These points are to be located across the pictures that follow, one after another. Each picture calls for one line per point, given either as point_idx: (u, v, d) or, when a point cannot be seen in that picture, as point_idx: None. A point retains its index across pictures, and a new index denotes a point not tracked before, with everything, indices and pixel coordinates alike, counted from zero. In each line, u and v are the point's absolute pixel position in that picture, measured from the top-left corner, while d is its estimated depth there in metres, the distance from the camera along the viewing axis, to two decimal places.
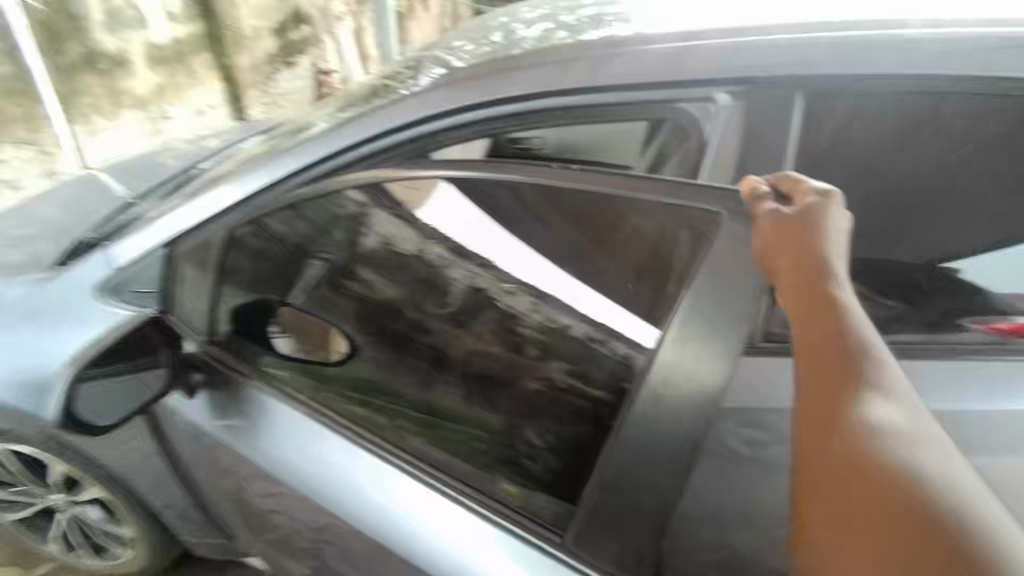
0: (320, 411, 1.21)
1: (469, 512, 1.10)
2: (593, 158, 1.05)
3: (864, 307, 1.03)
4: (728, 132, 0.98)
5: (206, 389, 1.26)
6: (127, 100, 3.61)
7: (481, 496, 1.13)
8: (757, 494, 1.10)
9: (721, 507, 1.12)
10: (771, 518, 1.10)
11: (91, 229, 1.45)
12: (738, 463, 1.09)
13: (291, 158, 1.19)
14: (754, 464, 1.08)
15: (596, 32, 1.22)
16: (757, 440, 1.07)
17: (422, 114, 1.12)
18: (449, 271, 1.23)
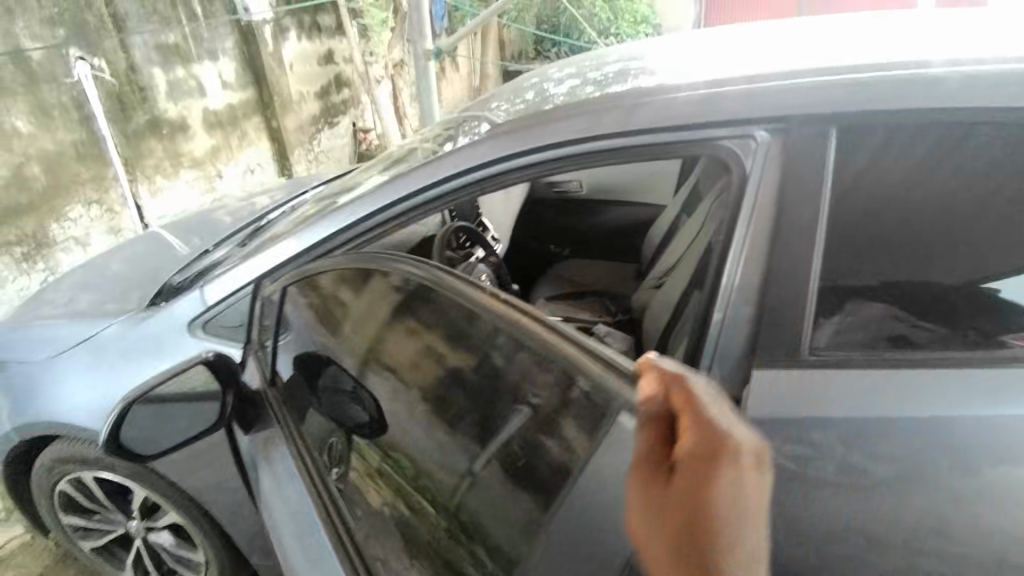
0: (311, 480, 1.12)
1: None
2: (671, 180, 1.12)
3: (897, 326, 1.06)
4: (768, 169, 1.03)
5: (257, 427, 1.28)
6: (187, 161, 3.81)
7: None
8: None
9: None
10: None
11: (175, 275, 1.59)
12: None
13: (362, 205, 1.31)
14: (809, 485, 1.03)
15: (623, 85, 1.34)
16: (800, 453, 1.00)
17: (477, 162, 1.22)
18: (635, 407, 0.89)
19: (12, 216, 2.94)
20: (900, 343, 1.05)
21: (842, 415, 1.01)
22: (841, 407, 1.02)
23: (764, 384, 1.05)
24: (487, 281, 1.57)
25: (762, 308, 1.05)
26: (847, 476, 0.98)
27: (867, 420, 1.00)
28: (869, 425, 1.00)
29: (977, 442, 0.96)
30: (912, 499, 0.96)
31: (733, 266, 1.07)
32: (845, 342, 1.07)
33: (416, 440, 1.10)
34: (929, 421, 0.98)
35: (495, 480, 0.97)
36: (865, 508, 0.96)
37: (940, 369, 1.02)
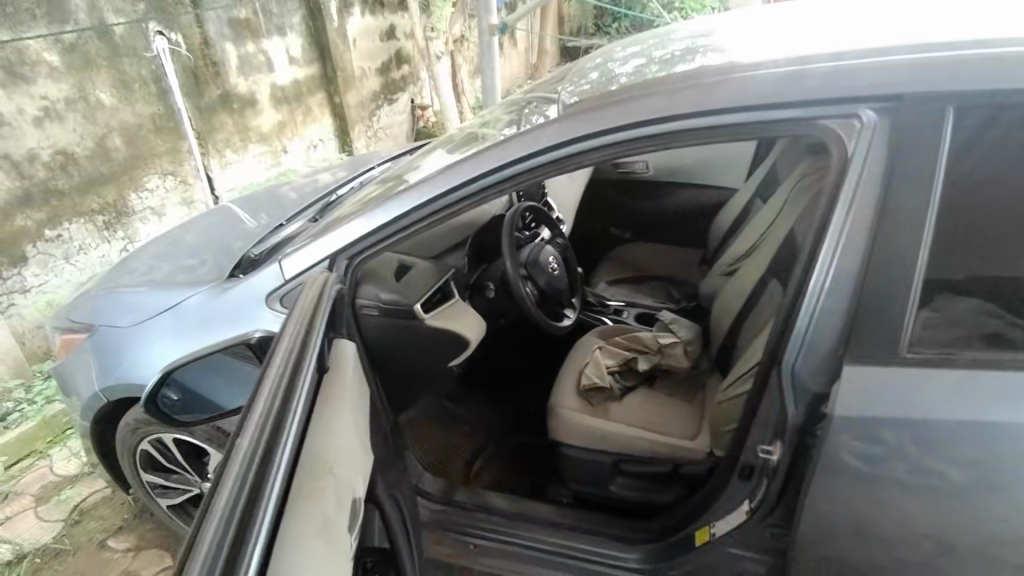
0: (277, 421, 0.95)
1: (219, 511, 0.71)
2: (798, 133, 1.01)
3: (987, 325, 0.96)
4: (874, 153, 0.95)
5: None
6: (254, 136, 3.91)
7: (235, 492, 0.74)
8: (890, 516, 1.03)
9: (850, 524, 1.06)
10: (896, 536, 1.04)
11: (251, 248, 1.64)
12: (857, 479, 1.02)
13: (433, 183, 1.28)
14: (880, 483, 1.01)
15: (689, 64, 1.29)
16: (872, 453, 1.00)
17: (552, 141, 1.19)
18: (320, 444, 0.91)
19: (94, 185, 3.06)
20: (997, 343, 0.95)
21: (926, 417, 0.96)
22: (937, 406, 0.95)
23: (847, 383, 1.00)
24: (556, 265, 1.54)
25: (861, 301, 0.99)
26: (920, 477, 0.99)
27: (951, 425, 0.95)
28: (951, 429, 0.95)
29: None
30: (987, 507, 0.97)
31: (831, 247, 1.00)
32: (934, 339, 0.98)
33: (340, 477, 0.90)
34: (1017, 428, 0.92)
35: (320, 484, 0.84)
36: (939, 511, 1.00)
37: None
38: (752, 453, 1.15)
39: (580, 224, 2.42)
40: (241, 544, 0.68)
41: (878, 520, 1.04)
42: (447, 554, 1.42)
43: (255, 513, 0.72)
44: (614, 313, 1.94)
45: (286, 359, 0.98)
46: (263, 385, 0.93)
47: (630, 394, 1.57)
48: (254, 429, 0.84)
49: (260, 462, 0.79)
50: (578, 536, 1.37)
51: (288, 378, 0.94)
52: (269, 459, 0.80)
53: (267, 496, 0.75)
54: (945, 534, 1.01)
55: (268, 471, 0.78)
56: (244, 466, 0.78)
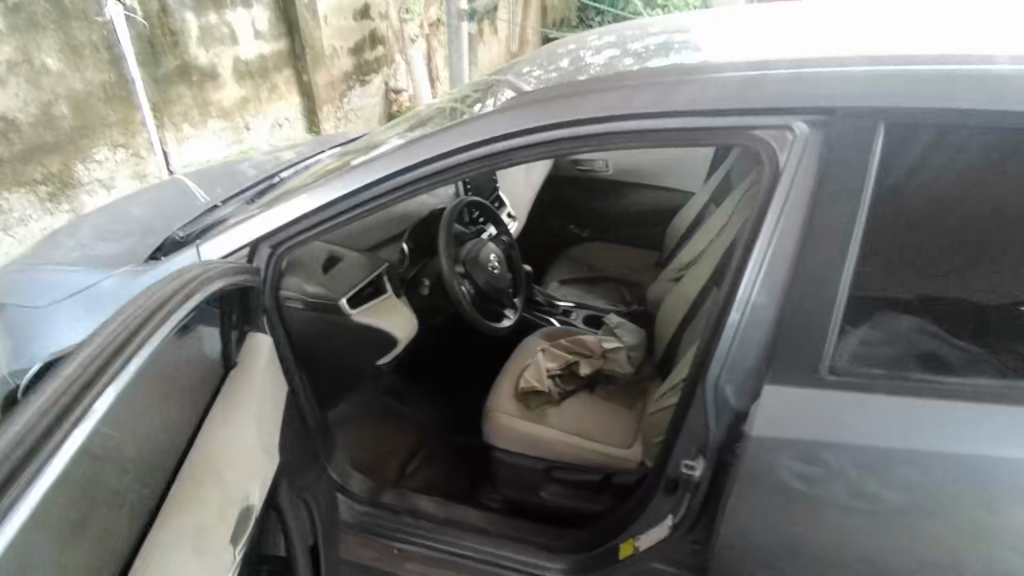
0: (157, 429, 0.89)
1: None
2: (738, 139, 0.96)
3: (931, 346, 0.93)
4: (806, 164, 0.92)
5: None
6: (215, 111, 3.78)
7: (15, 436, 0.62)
8: (820, 535, 1.02)
9: (774, 543, 1.05)
10: (828, 556, 1.02)
11: (179, 229, 1.53)
12: (791, 497, 1.00)
13: (360, 174, 1.21)
14: (809, 500, 1.00)
15: (661, 60, 1.23)
16: (811, 473, 0.98)
17: (480, 137, 1.13)
18: (211, 452, 0.87)
19: (37, 153, 2.92)
20: (931, 364, 0.93)
21: (865, 441, 0.93)
22: (873, 429, 0.93)
23: (768, 403, 0.98)
24: (497, 264, 1.49)
25: (783, 320, 0.96)
26: (859, 501, 0.97)
27: (892, 451, 0.92)
28: (890, 456, 0.93)
29: (1009, 484, 0.89)
30: (927, 534, 0.95)
31: (758, 263, 0.97)
32: (871, 356, 0.96)
33: (231, 480, 0.85)
34: (962, 458, 0.90)
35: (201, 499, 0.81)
36: (876, 536, 0.98)
37: (973, 401, 0.90)
38: (676, 468, 1.12)
39: (538, 222, 2.34)
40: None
41: (812, 540, 1.02)
42: (371, 558, 1.36)
43: (21, 470, 0.60)
44: (563, 315, 1.90)
45: (148, 304, 0.86)
46: (107, 326, 0.81)
47: (567, 399, 1.53)
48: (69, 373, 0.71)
49: (65, 404, 0.67)
50: (506, 546, 1.34)
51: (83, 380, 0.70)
52: (80, 399, 0.68)
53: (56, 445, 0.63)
54: (878, 558, 0.99)
55: (73, 412, 0.66)
56: (39, 413, 0.65)
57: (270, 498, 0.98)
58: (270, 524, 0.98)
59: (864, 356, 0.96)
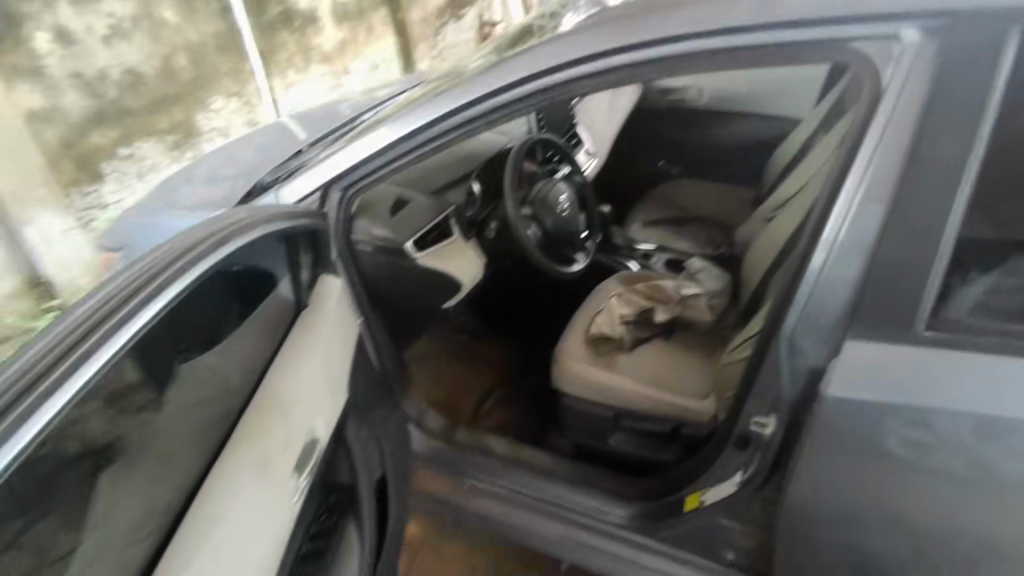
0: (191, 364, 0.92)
1: (15, 363, 0.61)
2: (838, 50, 0.83)
3: None
4: (912, 81, 0.79)
5: None
6: (316, 56, 3.86)
7: (48, 342, 0.63)
8: (921, 510, 0.89)
9: (862, 511, 0.94)
10: (928, 534, 0.90)
11: (269, 173, 1.56)
12: (887, 464, 0.89)
13: (425, 110, 1.18)
14: (914, 470, 0.87)
15: None
16: (917, 439, 0.85)
17: (544, 65, 1.07)
18: (277, 385, 0.93)
19: (162, 105, 3.16)
20: None
21: (987, 410, 0.80)
22: (1002, 399, 0.80)
23: (852, 359, 0.87)
24: (567, 205, 1.44)
25: (872, 266, 0.85)
26: (976, 475, 0.83)
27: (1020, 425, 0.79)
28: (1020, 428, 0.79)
29: None
30: None
31: (847, 199, 0.86)
32: (994, 308, 0.83)
33: (294, 414, 0.91)
34: None
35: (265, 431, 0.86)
36: (991, 517, 0.85)
37: None
38: (746, 425, 1.05)
39: (624, 164, 2.21)
40: (14, 399, 0.57)
41: (912, 511, 0.90)
42: (442, 489, 1.43)
43: (49, 374, 0.60)
44: (642, 258, 1.82)
45: (201, 233, 0.87)
46: (160, 249, 0.82)
47: (640, 346, 1.48)
48: (113, 289, 0.72)
49: (100, 316, 0.67)
50: (571, 490, 1.35)
51: (97, 318, 0.67)
52: (118, 309, 0.69)
53: (87, 351, 0.63)
54: (992, 541, 0.86)
55: (108, 321, 0.67)
56: (78, 322, 0.66)
57: (338, 432, 1.03)
58: (339, 456, 1.03)
59: (985, 307, 0.83)
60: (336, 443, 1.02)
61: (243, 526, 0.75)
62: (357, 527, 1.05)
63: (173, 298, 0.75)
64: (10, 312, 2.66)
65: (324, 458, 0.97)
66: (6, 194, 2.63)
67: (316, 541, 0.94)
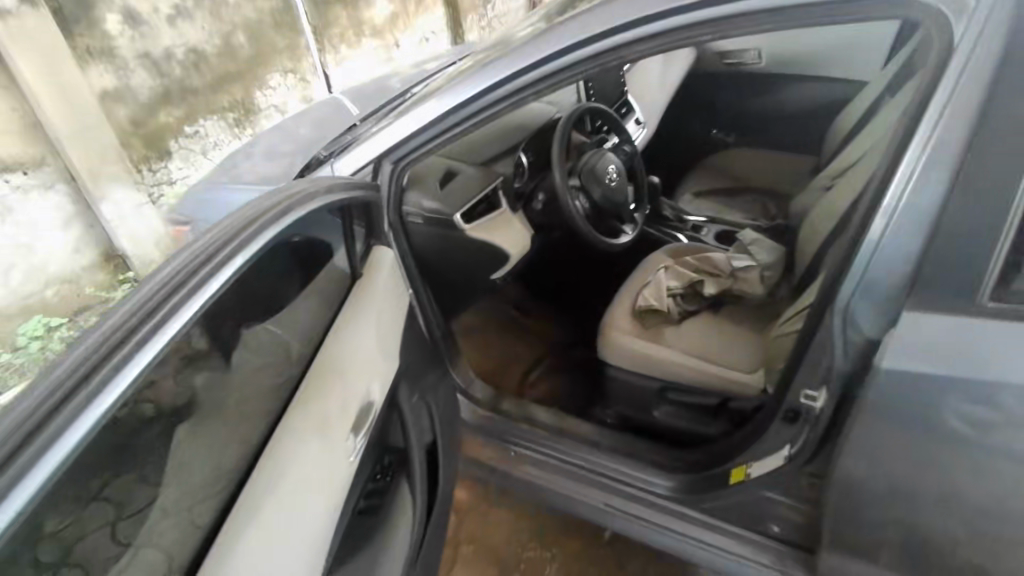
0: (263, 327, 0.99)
1: (98, 330, 0.63)
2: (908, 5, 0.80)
3: None
4: (987, 39, 0.76)
5: None
6: (368, 29, 3.91)
7: (127, 310, 0.65)
8: (977, 489, 0.87)
9: (912, 487, 0.92)
10: (982, 512, 0.88)
11: (324, 147, 1.62)
12: (943, 442, 0.86)
13: (476, 81, 1.19)
14: (970, 449, 0.85)
15: None
16: (976, 416, 0.82)
17: (596, 30, 1.06)
18: (334, 350, 0.98)
19: (225, 82, 3.28)
20: None
21: None
22: None
23: (908, 331, 0.84)
24: (615, 176, 1.43)
25: (935, 236, 0.81)
26: None
27: None
28: None
29: None
30: None
31: (909, 163, 0.83)
32: None
33: (350, 378, 0.96)
34: None
35: (324, 393, 0.91)
36: None
37: None
38: (795, 399, 1.04)
39: (671, 135, 2.16)
40: (102, 361, 0.59)
41: (968, 490, 0.87)
42: (489, 456, 1.48)
43: (132, 338, 0.62)
44: (692, 231, 1.78)
45: (257, 209, 0.89)
46: (219, 225, 0.85)
47: (688, 319, 1.47)
48: (180, 263, 0.74)
49: (171, 286, 0.69)
50: (616, 460, 1.37)
51: (178, 281, 0.70)
52: (189, 280, 0.71)
53: (164, 317, 0.66)
54: None
55: (180, 291, 0.69)
56: (152, 292, 0.68)
57: (391, 397, 1.08)
58: (392, 419, 1.08)
59: None
60: (389, 408, 1.07)
61: (301, 489, 0.80)
62: (412, 487, 1.11)
63: (239, 267, 0.79)
64: (90, 283, 2.91)
65: (378, 420, 1.03)
66: (84, 172, 2.71)
67: (372, 498, 1.00)
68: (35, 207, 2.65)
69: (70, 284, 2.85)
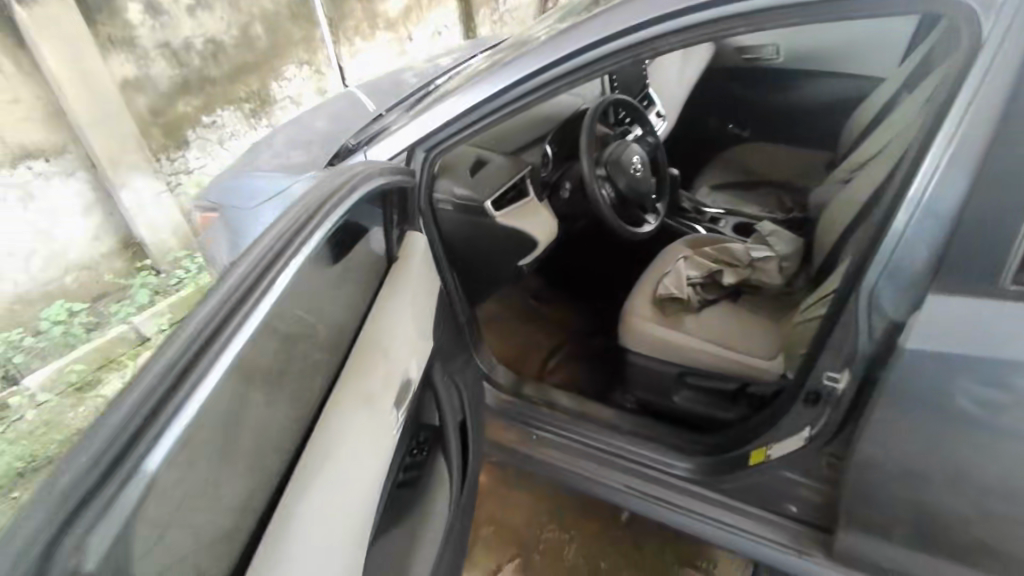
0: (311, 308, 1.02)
1: (184, 328, 0.62)
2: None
3: None
4: (1015, 33, 0.79)
5: None
6: (382, 22, 3.94)
7: (209, 309, 0.65)
8: (989, 469, 0.91)
9: (927, 467, 0.96)
10: (993, 491, 0.92)
11: (352, 136, 1.68)
12: (955, 424, 0.90)
13: (510, 72, 1.23)
14: (982, 431, 0.88)
15: None
16: (989, 399, 0.86)
17: (631, 22, 1.08)
18: (375, 328, 1.02)
19: (242, 73, 3.30)
20: None
21: None
22: None
23: (931, 315, 0.88)
24: (640, 166, 1.46)
25: (960, 224, 0.85)
26: None
27: None
28: None
29: None
30: None
31: (937, 155, 0.87)
32: None
33: (391, 354, 1.00)
34: None
35: (369, 368, 0.95)
36: None
37: None
38: (817, 382, 1.08)
39: (687, 130, 2.20)
40: (194, 364, 0.58)
41: (981, 470, 0.91)
42: (509, 440, 1.52)
43: (218, 339, 0.62)
44: (710, 223, 1.82)
45: (313, 201, 0.89)
46: (280, 220, 0.84)
47: (708, 307, 1.50)
48: (252, 259, 0.73)
49: (248, 285, 0.69)
50: (635, 444, 1.41)
51: (255, 280, 0.70)
52: (264, 277, 0.71)
53: (245, 316, 0.66)
54: None
55: (257, 290, 0.69)
56: (230, 289, 0.68)
57: (427, 375, 1.13)
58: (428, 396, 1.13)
59: None
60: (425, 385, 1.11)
61: (350, 457, 0.84)
62: (448, 462, 1.15)
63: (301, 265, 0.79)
64: (108, 270, 2.95)
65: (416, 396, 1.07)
66: (105, 160, 2.74)
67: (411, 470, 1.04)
68: (56, 193, 2.69)
69: (89, 271, 2.89)
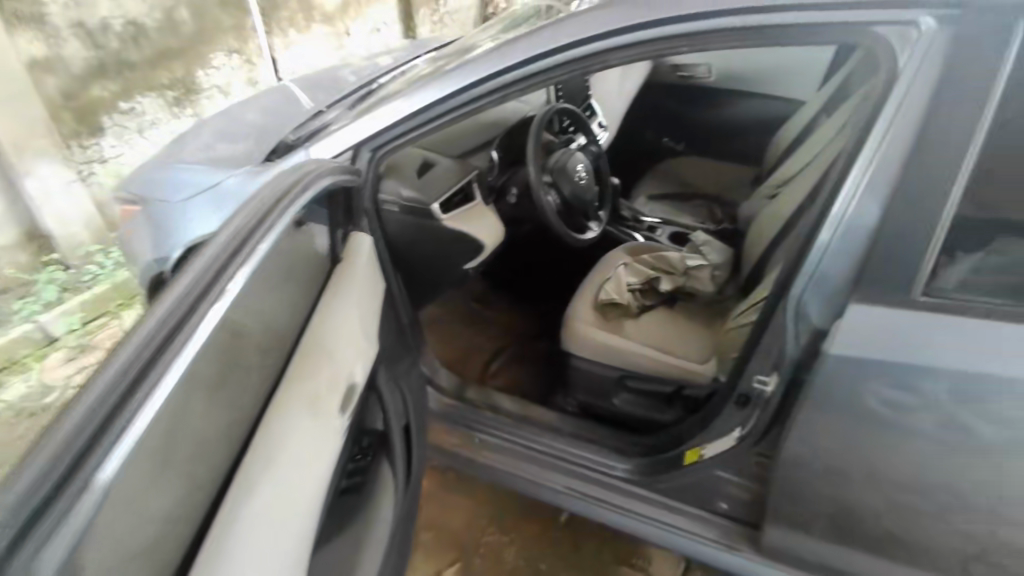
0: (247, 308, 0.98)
1: (124, 351, 0.62)
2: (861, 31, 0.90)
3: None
4: (926, 66, 0.87)
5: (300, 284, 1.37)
6: (318, 15, 3.82)
7: (149, 330, 0.64)
8: (898, 464, 0.99)
9: (844, 464, 1.04)
10: (901, 485, 1.01)
11: (291, 132, 1.64)
12: (869, 423, 0.98)
13: (460, 75, 1.23)
14: (893, 429, 0.97)
15: None
16: (898, 400, 0.94)
17: (579, 35, 1.11)
18: (320, 329, 0.99)
19: (165, 58, 3.11)
20: None
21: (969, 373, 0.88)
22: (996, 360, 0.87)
23: (852, 322, 0.95)
24: (584, 174, 1.50)
25: (877, 238, 0.93)
26: (948, 434, 0.93)
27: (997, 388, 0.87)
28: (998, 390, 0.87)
29: None
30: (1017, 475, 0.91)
31: (858, 174, 0.94)
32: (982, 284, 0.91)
33: (336, 356, 0.97)
34: None
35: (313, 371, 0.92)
36: (962, 469, 0.94)
37: None
38: (747, 385, 1.14)
39: (626, 141, 2.27)
40: (131, 391, 0.58)
41: (891, 465, 1.00)
42: (450, 443, 1.51)
43: (159, 362, 0.62)
44: (648, 231, 1.89)
45: (257, 206, 0.88)
46: (223, 229, 0.83)
47: (645, 313, 1.56)
48: (193, 274, 0.73)
49: (189, 303, 0.68)
50: (574, 447, 1.44)
51: (196, 297, 0.69)
52: (206, 293, 0.70)
53: (188, 336, 0.65)
54: (960, 489, 0.96)
55: (199, 308, 0.68)
56: (170, 308, 0.67)
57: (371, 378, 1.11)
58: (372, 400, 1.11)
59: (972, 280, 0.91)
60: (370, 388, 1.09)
61: (293, 462, 0.81)
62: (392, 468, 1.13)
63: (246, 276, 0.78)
64: (8, 265, 2.70)
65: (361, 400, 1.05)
66: (7, 145, 2.51)
67: None
68: None
69: None
